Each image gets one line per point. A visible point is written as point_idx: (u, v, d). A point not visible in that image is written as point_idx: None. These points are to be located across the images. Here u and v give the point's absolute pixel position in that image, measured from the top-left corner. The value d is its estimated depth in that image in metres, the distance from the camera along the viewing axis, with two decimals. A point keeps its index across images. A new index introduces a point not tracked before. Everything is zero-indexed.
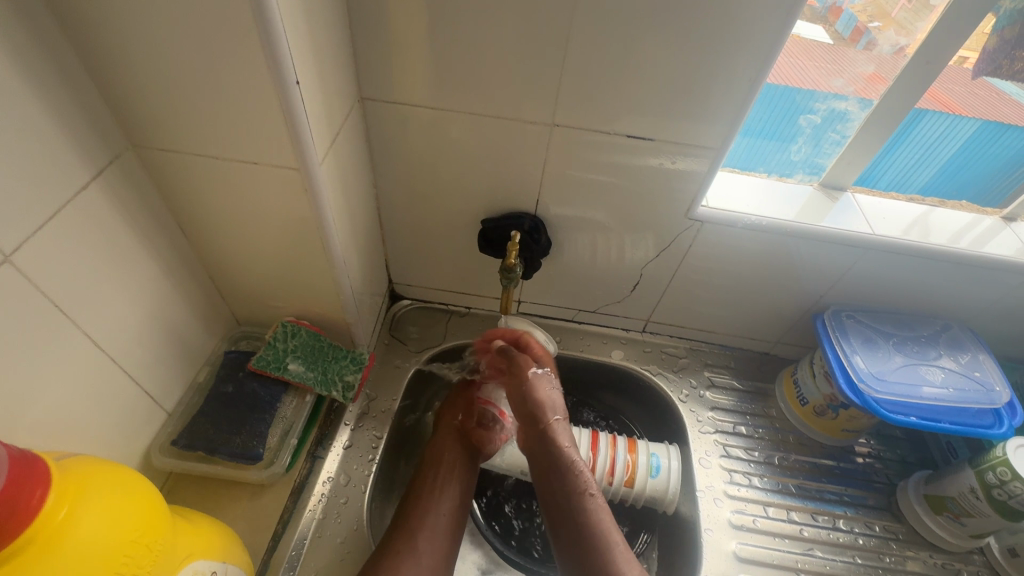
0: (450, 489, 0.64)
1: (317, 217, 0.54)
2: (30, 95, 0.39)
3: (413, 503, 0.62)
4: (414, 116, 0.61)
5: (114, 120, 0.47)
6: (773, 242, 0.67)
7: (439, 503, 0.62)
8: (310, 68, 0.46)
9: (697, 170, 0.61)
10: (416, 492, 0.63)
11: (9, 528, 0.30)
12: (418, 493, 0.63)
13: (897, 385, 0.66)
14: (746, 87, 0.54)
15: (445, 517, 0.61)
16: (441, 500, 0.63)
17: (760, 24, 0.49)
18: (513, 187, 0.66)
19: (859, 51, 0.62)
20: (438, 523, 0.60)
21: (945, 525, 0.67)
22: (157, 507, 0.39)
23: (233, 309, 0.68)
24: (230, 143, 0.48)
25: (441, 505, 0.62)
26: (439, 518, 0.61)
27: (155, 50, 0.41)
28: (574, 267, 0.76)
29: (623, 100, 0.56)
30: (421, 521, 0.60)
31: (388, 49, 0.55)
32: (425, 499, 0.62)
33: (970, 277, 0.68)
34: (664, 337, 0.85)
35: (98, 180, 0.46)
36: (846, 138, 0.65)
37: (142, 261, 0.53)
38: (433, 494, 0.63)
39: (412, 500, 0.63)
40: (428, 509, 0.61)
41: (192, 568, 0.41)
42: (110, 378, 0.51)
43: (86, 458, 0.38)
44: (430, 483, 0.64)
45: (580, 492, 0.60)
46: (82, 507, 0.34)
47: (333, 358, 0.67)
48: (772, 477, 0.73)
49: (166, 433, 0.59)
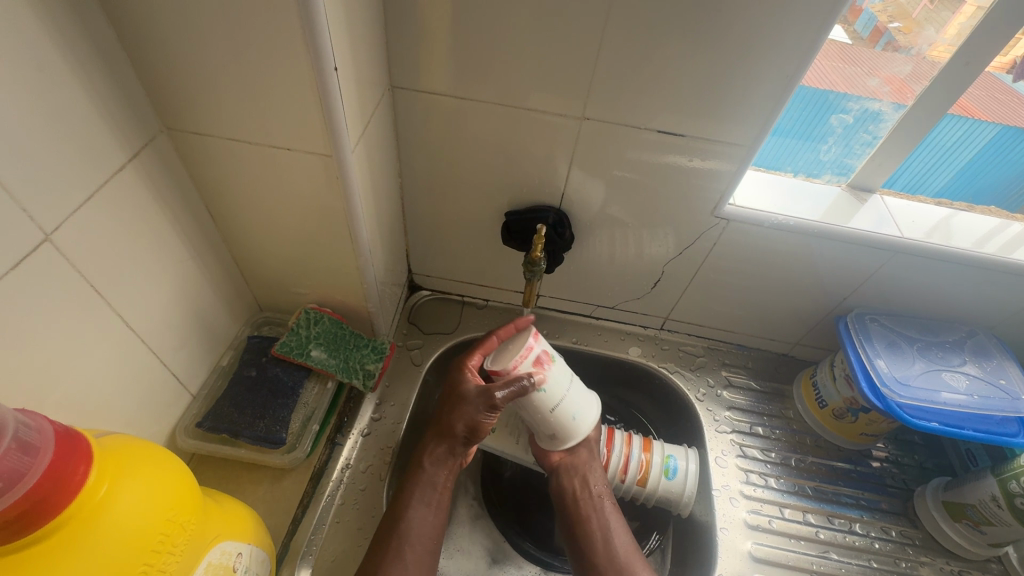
0: (437, 502, 0.61)
1: (346, 205, 0.54)
2: (73, 76, 0.39)
3: (405, 518, 0.58)
4: (443, 107, 0.60)
5: (149, 101, 0.47)
6: (797, 243, 0.67)
7: (426, 522, 0.59)
8: (346, 56, 0.46)
9: (726, 169, 0.61)
10: (406, 506, 0.59)
11: (55, 502, 0.30)
12: (410, 505, 0.59)
13: (920, 390, 0.65)
14: (781, 86, 0.53)
15: (429, 539, 0.58)
16: (429, 518, 0.59)
17: (799, 25, 0.49)
18: (538, 180, 0.66)
19: (880, 52, 0.60)
20: (423, 549, 0.57)
21: (964, 532, 0.67)
22: (190, 487, 0.39)
23: (256, 294, 0.68)
24: (262, 127, 0.48)
25: (429, 525, 0.59)
26: (424, 544, 0.58)
27: (191, 33, 0.41)
28: (595, 262, 0.76)
29: (654, 94, 0.56)
30: (411, 547, 0.57)
31: (419, 39, 0.55)
32: (414, 512, 0.59)
33: (1000, 284, 0.67)
34: (682, 335, 0.85)
35: (133, 162, 0.46)
36: (877, 139, 0.64)
37: (172, 244, 0.53)
38: (423, 511, 0.59)
39: (403, 512, 0.59)
40: (418, 531, 0.58)
41: (220, 549, 0.41)
42: (138, 360, 0.51)
43: (122, 435, 0.38)
44: (421, 495, 0.60)
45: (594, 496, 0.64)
46: (122, 484, 0.34)
47: (354, 346, 0.67)
48: (788, 479, 0.73)
49: (190, 415, 0.59)
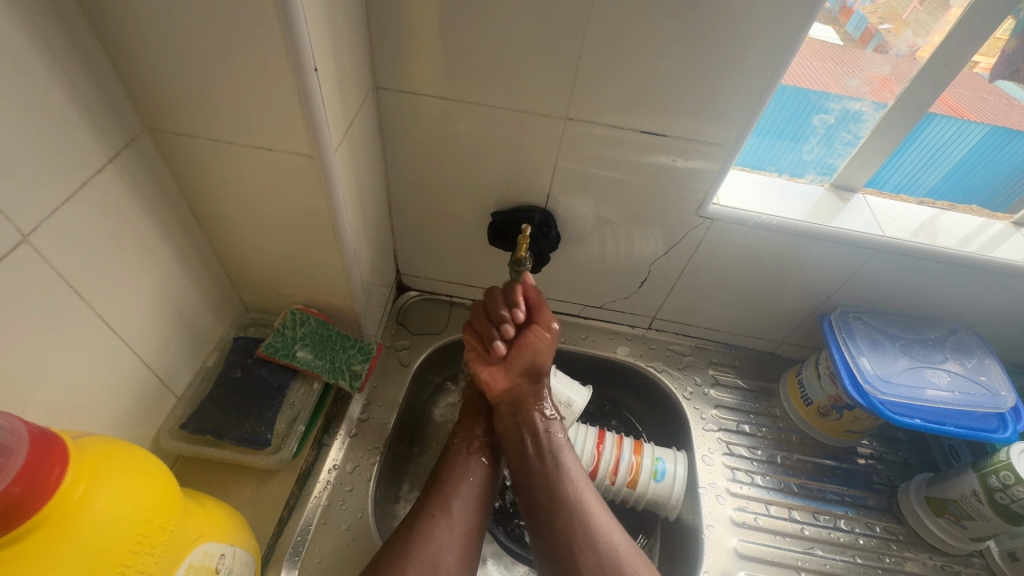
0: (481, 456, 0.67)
1: (330, 205, 0.54)
2: (51, 76, 0.39)
3: (451, 468, 0.64)
4: (427, 107, 0.61)
5: (130, 101, 0.47)
6: (781, 242, 0.67)
7: (471, 471, 0.65)
8: (327, 57, 0.46)
9: (709, 169, 0.61)
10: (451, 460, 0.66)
11: (28, 504, 0.30)
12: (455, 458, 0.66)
13: (903, 387, 0.66)
14: (761, 85, 0.54)
15: (476, 488, 0.64)
16: (474, 468, 0.65)
17: (778, 26, 0.49)
18: (524, 181, 0.66)
19: (869, 53, 0.61)
20: (470, 493, 0.63)
21: (946, 527, 0.68)
22: (170, 489, 0.39)
23: (243, 295, 0.68)
24: (244, 127, 0.48)
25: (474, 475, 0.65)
26: (470, 489, 0.63)
27: (170, 34, 0.41)
28: (582, 262, 0.76)
29: (637, 94, 0.56)
30: (456, 490, 0.62)
31: (403, 40, 0.55)
32: (461, 462, 0.65)
33: (981, 282, 0.67)
34: (670, 334, 0.85)
35: (113, 162, 0.46)
36: (859, 139, 0.65)
37: (155, 245, 0.53)
38: (467, 463, 0.65)
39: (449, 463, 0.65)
40: (462, 479, 0.64)
41: (201, 550, 0.41)
42: (121, 361, 0.51)
43: (101, 436, 0.38)
44: (463, 450, 0.67)
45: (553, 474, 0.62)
46: (99, 485, 0.34)
47: (341, 347, 0.67)
48: (774, 476, 0.73)
49: (175, 416, 0.59)
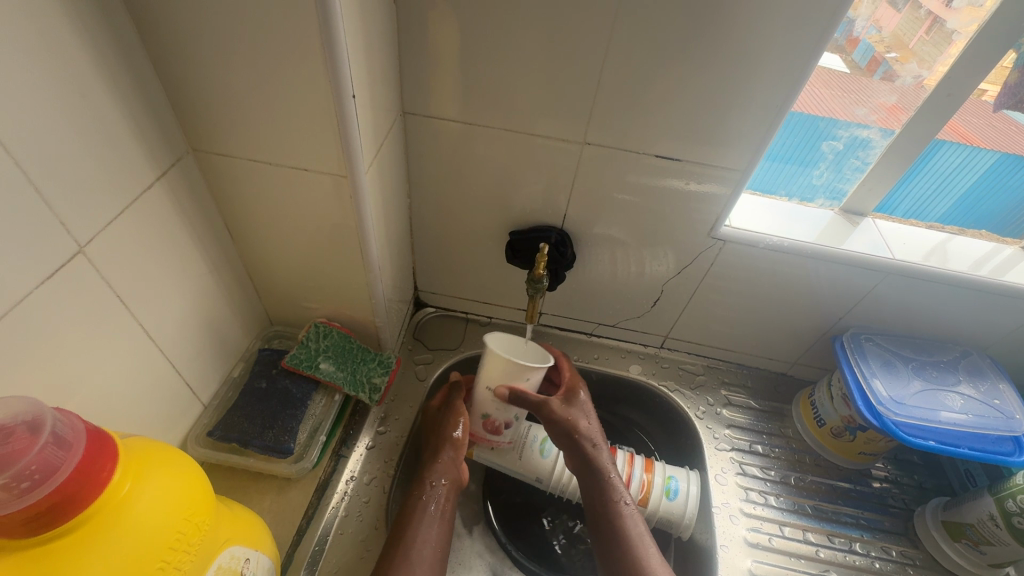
0: (441, 515, 0.61)
1: (358, 222, 0.56)
2: (110, 101, 0.43)
3: (413, 527, 0.59)
4: (451, 131, 0.64)
5: (178, 125, 0.50)
6: (793, 264, 0.69)
7: (433, 532, 0.59)
8: (363, 84, 0.49)
9: (722, 192, 0.64)
10: (412, 516, 0.60)
11: (82, 496, 0.32)
12: (417, 516, 0.60)
13: (916, 409, 0.66)
14: (772, 113, 0.56)
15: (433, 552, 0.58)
16: (434, 529, 0.60)
17: (787, 58, 0.52)
18: (541, 202, 0.69)
19: (876, 81, 0.62)
20: (433, 557, 0.58)
21: (964, 552, 0.67)
22: (205, 490, 0.41)
23: (268, 309, 0.71)
24: (281, 149, 0.51)
25: (435, 535, 0.59)
26: (433, 551, 0.58)
27: (220, 63, 0.45)
28: (597, 281, 0.78)
29: (652, 121, 0.59)
30: (419, 553, 0.57)
31: (431, 68, 0.58)
32: (418, 522, 0.59)
33: (992, 305, 0.68)
34: (682, 354, 0.86)
35: (160, 180, 0.49)
36: (867, 165, 0.67)
37: (193, 258, 0.56)
38: (429, 523, 0.60)
39: (412, 520, 0.59)
40: (426, 539, 0.58)
41: (230, 553, 0.43)
42: (156, 368, 0.53)
43: (144, 437, 0.40)
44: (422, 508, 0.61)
45: (614, 503, 0.62)
46: (145, 482, 0.36)
47: (362, 360, 0.69)
48: (788, 497, 0.73)
49: (202, 424, 0.61)
